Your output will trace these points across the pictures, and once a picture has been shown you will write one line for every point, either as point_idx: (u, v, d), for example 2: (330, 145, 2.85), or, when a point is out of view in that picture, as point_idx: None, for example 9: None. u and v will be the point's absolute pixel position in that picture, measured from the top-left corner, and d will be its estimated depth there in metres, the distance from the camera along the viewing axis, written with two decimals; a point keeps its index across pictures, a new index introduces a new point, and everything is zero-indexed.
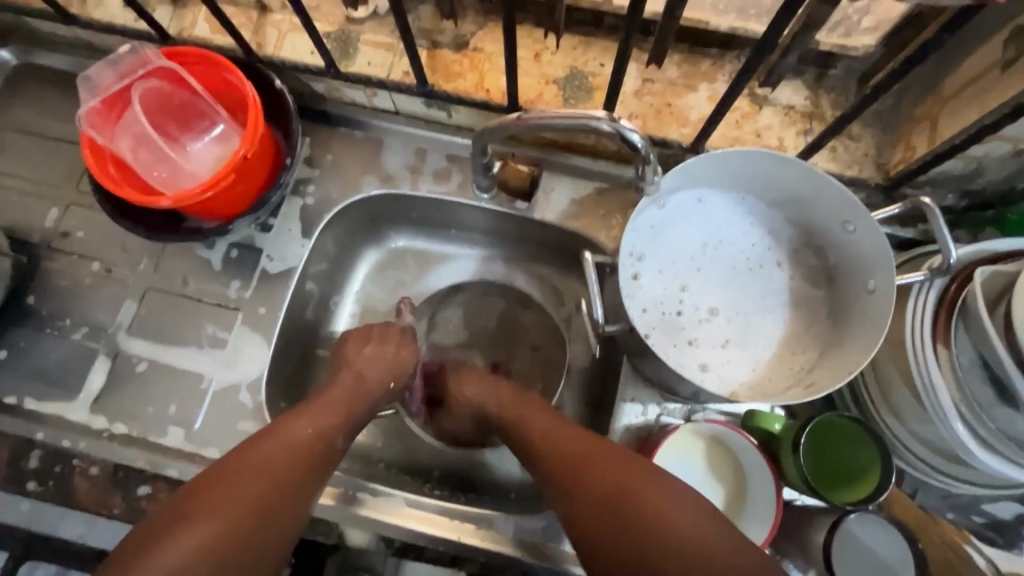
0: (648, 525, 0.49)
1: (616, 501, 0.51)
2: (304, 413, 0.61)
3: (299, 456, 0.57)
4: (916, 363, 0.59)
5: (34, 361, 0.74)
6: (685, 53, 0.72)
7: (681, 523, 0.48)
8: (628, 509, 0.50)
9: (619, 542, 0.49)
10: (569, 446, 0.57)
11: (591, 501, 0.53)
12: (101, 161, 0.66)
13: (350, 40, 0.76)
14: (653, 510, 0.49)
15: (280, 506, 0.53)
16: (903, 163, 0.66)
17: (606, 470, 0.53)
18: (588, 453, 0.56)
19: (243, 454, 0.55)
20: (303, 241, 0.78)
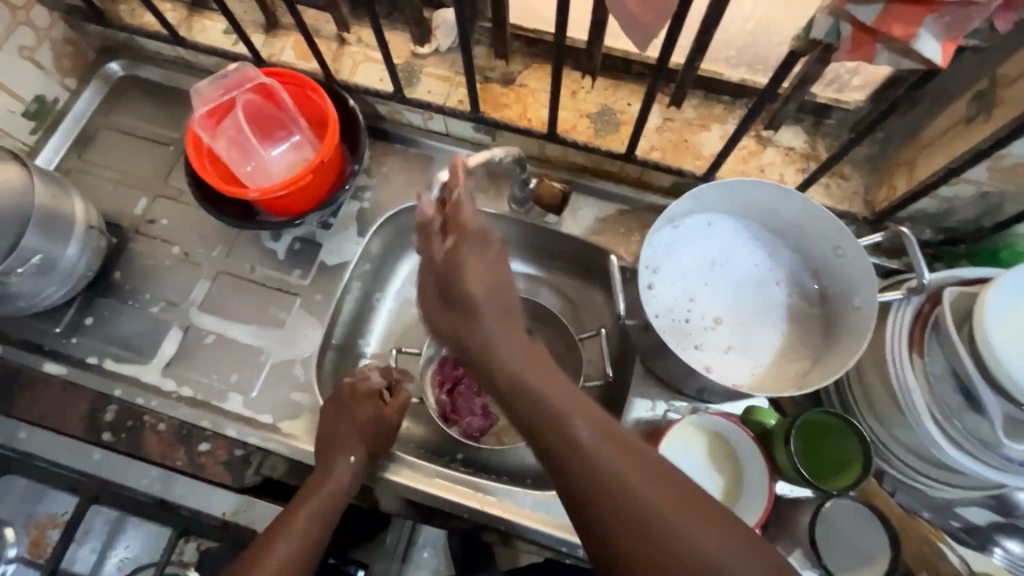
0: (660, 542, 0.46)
1: (606, 493, 0.49)
2: (340, 454, 0.72)
3: (313, 530, 0.67)
4: (894, 367, 0.67)
5: (115, 328, 0.84)
6: (701, 98, 0.84)
7: (689, 529, 0.47)
8: (631, 517, 0.47)
9: (615, 528, 0.48)
10: (551, 409, 0.52)
11: (574, 494, 0.50)
12: (201, 156, 0.78)
13: (414, 72, 0.88)
14: (644, 509, 0.48)
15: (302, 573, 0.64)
16: (886, 201, 0.76)
17: (609, 457, 0.50)
18: (579, 450, 0.50)
19: (269, 535, 0.65)
20: (358, 239, 0.89)
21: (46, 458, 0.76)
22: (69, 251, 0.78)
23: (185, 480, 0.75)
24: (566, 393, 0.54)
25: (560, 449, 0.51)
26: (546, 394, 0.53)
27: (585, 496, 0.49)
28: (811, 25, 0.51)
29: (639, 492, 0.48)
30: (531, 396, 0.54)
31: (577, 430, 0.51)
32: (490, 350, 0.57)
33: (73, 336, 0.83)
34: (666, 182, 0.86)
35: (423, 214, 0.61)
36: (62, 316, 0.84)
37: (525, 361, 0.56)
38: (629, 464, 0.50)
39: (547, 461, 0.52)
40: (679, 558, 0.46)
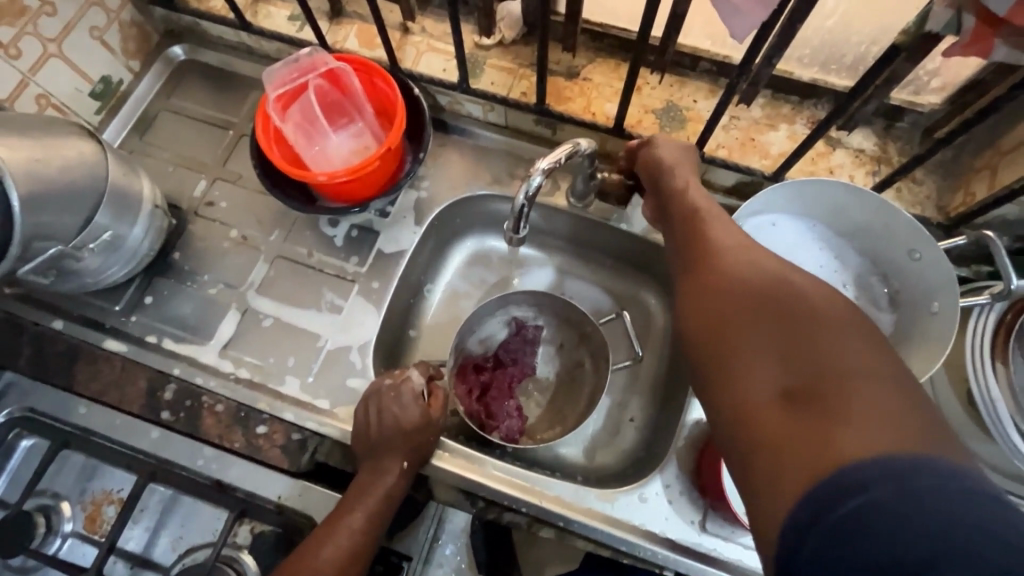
0: (757, 299, 0.49)
1: (723, 272, 0.54)
2: (387, 453, 0.71)
3: (364, 536, 0.66)
4: (976, 376, 0.66)
5: (173, 309, 0.84)
6: (769, 97, 0.83)
7: (814, 298, 0.48)
8: (737, 283, 0.52)
9: (731, 293, 0.52)
10: (718, 240, 0.59)
11: (710, 271, 0.56)
12: (268, 138, 0.77)
13: (478, 63, 0.88)
14: (756, 283, 0.51)
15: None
16: (963, 207, 0.75)
17: (754, 261, 0.54)
18: (713, 248, 0.58)
19: (317, 539, 0.65)
20: (415, 228, 0.89)
21: (105, 435, 0.76)
22: (135, 231, 0.79)
23: (243, 463, 0.75)
24: (730, 234, 0.59)
25: (704, 257, 0.58)
26: (715, 230, 0.60)
27: (702, 275, 0.56)
28: (927, 18, 0.54)
29: (773, 277, 0.51)
30: (696, 233, 0.61)
31: (730, 249, 0.57)
32: (677, 215, 0.66)
33: (132, 315, 0.83)
34: (729, 182, 0.85)
35: (513, 209, 0.67)
36: (122, 294, 0.84)
37: (709, 219, 0.62)
38: (776, 265, 0.53)
39: (689, 264, 0.59)
40: (781, 316, 0.47)
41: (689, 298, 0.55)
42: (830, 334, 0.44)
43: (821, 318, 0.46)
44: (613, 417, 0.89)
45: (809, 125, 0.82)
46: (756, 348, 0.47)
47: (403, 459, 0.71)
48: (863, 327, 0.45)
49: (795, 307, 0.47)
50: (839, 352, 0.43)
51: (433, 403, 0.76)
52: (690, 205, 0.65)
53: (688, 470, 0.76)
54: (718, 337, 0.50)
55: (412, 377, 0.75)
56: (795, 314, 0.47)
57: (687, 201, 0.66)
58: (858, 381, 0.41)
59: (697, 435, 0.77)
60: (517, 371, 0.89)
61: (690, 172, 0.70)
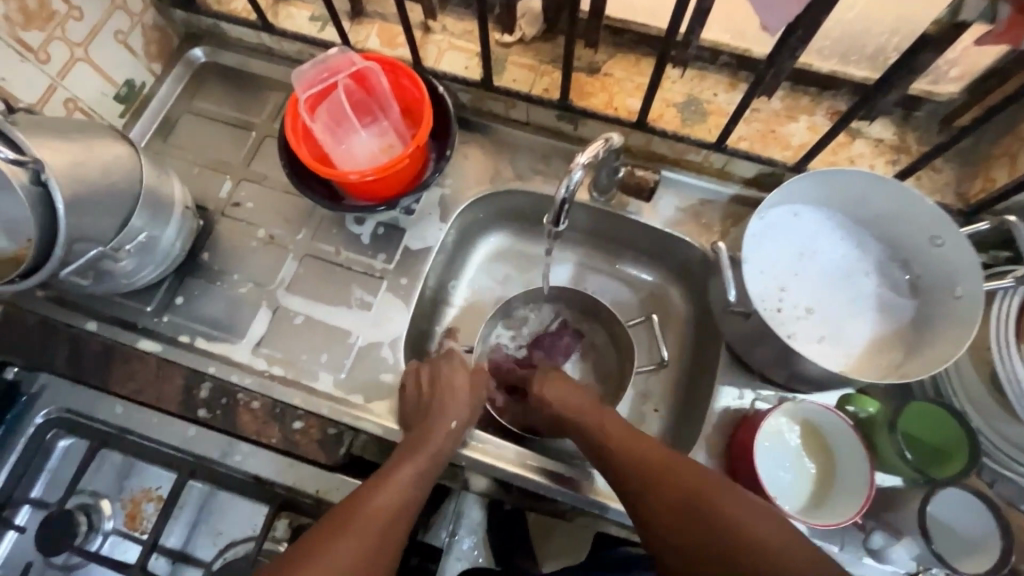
0: (711, 525, 0.58)
1: (661, 502, 0.62)
2: (447, 410, 0.74)
3: (412, 491, 0.67)
4: (1002, 358, 0.67)
5: (204, 308, 0.85)
6: (788, 89, 0.85)
7: (739, 517, 0.58)
8: (681, 507, 0.61)
9: (677, 527, 0.60)
10: (646, 458, 0.66)
11: (648, 496, 0.63)
12: (297, 138, 0.78)
13: (499, 60, 0.89)
14: (692, 504, 0.60)
15: (399, 529, 0.65)
16: (983, 193, 0.76)
17: (682, 479, 0.62)
18: (637, 453, 0.67)
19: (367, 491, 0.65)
20: (441, 225, 0.90)
21: (143, 433, 0.78)
22: (168, 232, 0.80)
23: (281, 459, 0.76)
24: (653, 448, 0.67)
25: (642, 485, 0.64)
26: (640, 447, 0.67)
27: (646, 511, 0.63)
28: (961, 8, 0.55)
29: (705, 508, 0.59)
30: (625, 451, 0.67)
31: (661, 464, 0.64)
32: (585, 446, 0.73)
33: (164, 315, 0.84)
34: (749, 174, 0.87)
35: (556, 203, 0.67)
36: (153, 295, 0.85)
37: (631, 433, 0.69)
38: (700, 476, 0.63)
39: (613, 470, 0.68)
40: (730, 563, 0.56)
41: (644, 509, 0.63)
42: (773, 562, 0.54)
43: (764, 549, 0.55)
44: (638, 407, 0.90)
45: (829, 117, 0.83)
46: None
47: (453, 420, 0.74)
48: (786, 525, 0.57)
49: (739, 549, 0.56)
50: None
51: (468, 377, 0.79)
52: (602, 424, 0.72)
53: (717, 456, 0.77)
54: (690, 565, 0.58)
55: (456, 359, 0.80)
56: (754, 561, 0.55)
57: (599, 414, 0.73)
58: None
59: (725, 422, 0.78)
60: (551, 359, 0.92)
61: (581, 391, 0.78)
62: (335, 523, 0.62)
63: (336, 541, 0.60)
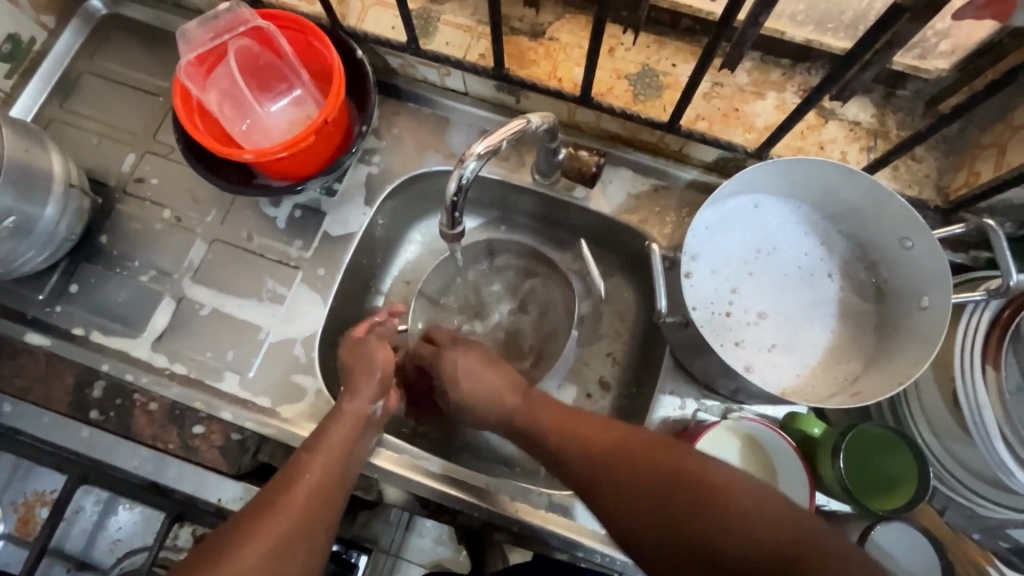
0: (687, 485, 0.51)
1: (612, 465, 0.55)
2: (354, 390, 0.65)
3: (335, 471, 0.59)
4: (964, 381, 0.60)
5: (103, 297, 0.78)
6: (757, 61, 0.74)
7: (694, 470, 0.52)
8: (659, 475, 0.53)
9: (652, 507, 0.52)
10: (599, 439, 0.57)
11: (608, 479, 0.54)
12: (190, 111, 0.69)
13: (431, 19, 0.78)
14: (643, 455, 0.54)
15: (324, 517, 0.56)
16: (964, 188, 0.67)
17: (651, 455, 0.54)
18: (575, 433, 0.58)
19: (286, 478, 0.57)
20: (365, 209, 0.80)
21: (32, 435, 0.72)
22: (47, 213, 0.71)
23: (180, 465, 0.70)
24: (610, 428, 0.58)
25: (599, 468, 0.55)
26: (596, 430, 0.58)
27: (604, 483, 0.55)
28: None
29: (661, 470, 0.53)
30: (572, 434, 0.58)
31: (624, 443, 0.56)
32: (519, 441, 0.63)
33: (57, 305, 0.77)
34: (708, 157, 0.77)
35: (446, 200, 0.60)
36: (45, 282, 0.77)
37: (585, 419, 0.59)
38: (649, 443, 0.55)
39: (558, 459, 0.58)
40: (695, 504, 0.50)
41: (608, 491, 0.54)
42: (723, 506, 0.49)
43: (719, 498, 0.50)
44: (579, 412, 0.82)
45: (799, 94, 0.73)
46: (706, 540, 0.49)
47: (371, 402, 0.65)
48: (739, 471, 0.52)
49: (713, 501, 0.50)
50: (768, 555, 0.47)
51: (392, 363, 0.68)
52: (541, 412, 0.62)
53: None
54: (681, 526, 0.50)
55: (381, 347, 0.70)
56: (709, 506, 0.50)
57: (534, 403, 0.63)
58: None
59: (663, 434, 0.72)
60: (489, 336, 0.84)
61: (503, 379, 0.65)
62: (251, 515, 0.53)
63: (254, 537, 0.51)
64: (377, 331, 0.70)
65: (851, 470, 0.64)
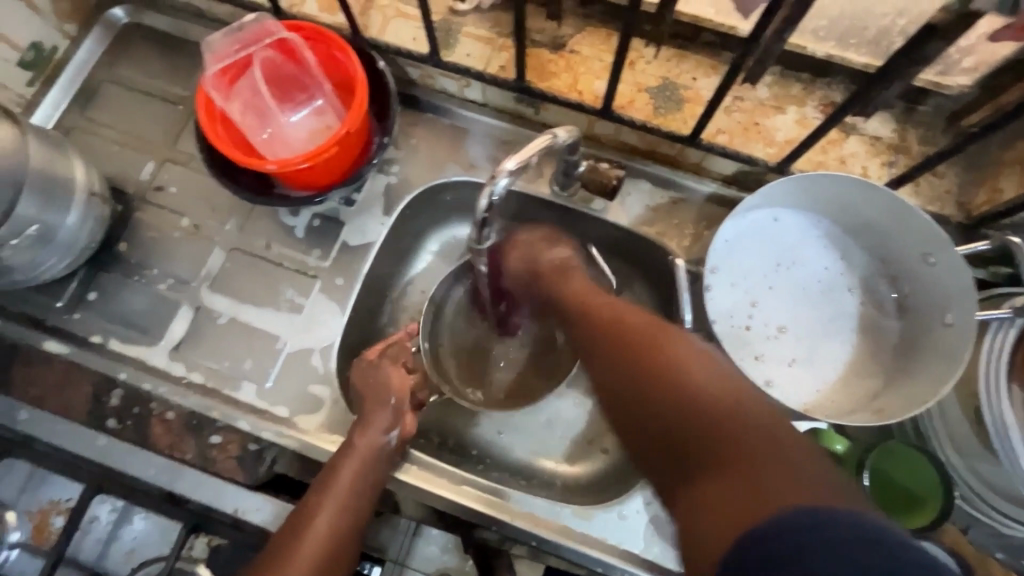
0: (665, 371, 0.51)
1: (615, 329, 0.57)
2: (366, 424, 0.65)
3: (348, 506, 0.60)
4: (989, 400, 0.60)
5: (121, 305, 0.78)
6: (778, 75, 0.74)
7: (679, 353, 0.52)
8: (649, 358, 0.53)
9: (629, 380, 0.53)
10: (601, 317, 0.60)
11: (601, 346, 0.57)
12: (213, 121, 0.69)
13: (452, 31, 0.79)
14: (638, 334, 0.56)
15: (343, 551, 0.58)
16: (987, 205, 0.67)
17: (646, 337, 0.55)
18: (589, 313, 0.61)
19: (300, 523, 0.58)
20: (383, 218, 0.80)
21: (48, 443, 0.71)
22: (68, 221, 0.71)
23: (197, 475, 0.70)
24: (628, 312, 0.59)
25: (596, 339, 0.58)
26: (606, 309, 0.61)
27: (598, 352, 0.58)
28: None
29: (651, 352, 0.54)
30: (587, 309, 0.62)
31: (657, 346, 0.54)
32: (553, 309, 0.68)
33: (76, 312, 0.77)
34: (727, 170, 0.77)
35: (477, 216, 0.60)
36: (64, 289, 0.78)
37: (603, 301, 0.62)
38: (650, 325, 0.56)
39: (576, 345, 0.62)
40: (667, 383, 0.51)
41: (600, 365, 0.57)
42: (695, 393, 0.49)
43: (694, 390, 0.49)
44: (596, 424, 0.81)
45: (820, 109, 0.73)
46: (667, 415, 0.49)
47: (384, 433, 0.65)
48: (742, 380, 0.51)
49: (682, 383, 0.50)
50: (779, 493, 0.40)
51: (405, 388, 0.70)
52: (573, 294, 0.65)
53: None
54: (648, 393, 0.51)
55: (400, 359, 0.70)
56: (679, 391, 0.50)
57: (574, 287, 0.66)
58: (800, 519, 0.38)
59: None
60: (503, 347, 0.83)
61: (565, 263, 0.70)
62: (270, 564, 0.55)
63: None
64: (391, 354, 0.72)
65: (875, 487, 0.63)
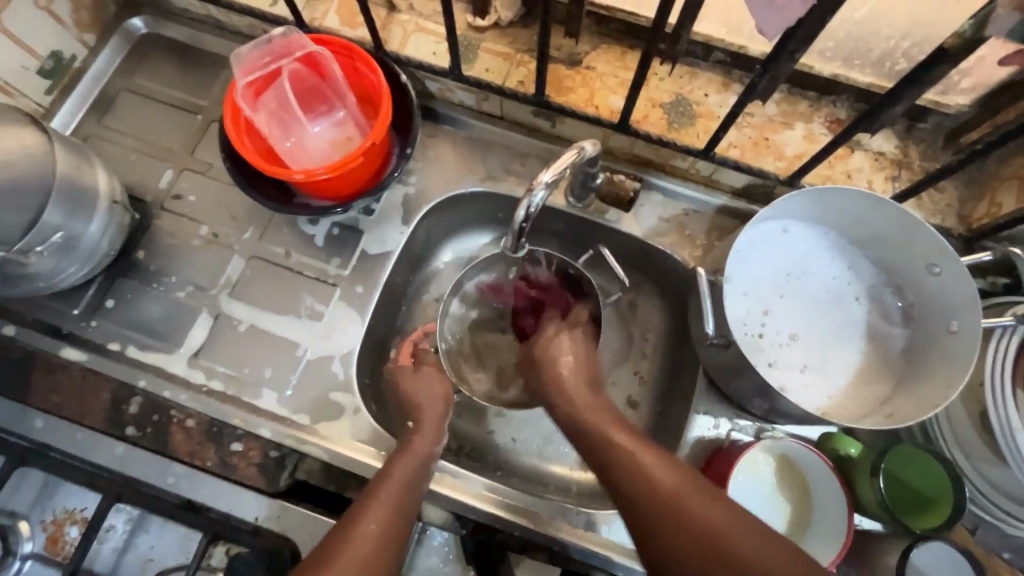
0: (696, 527, 0.52)
1: (640, 483, 0.57)
2: (420, 432, 0.68)
3: (397, 509, 0.59)
4: (995, 404, 0.62)
5: (139, 312, 0.78)
6: (785, 93, 0.78)
7: (707, 517, 0.52)
8: (676, 515, 0.53)
9: (666, 540, 0.53)
10: (624, 463, 0.59)
11: (632, 507, 0.56)
12: (239, 130, 0.70)
13: (471, 46, 0.81)
14: (661, 488, 0.55)
15: (391, 558, 0.56)
16: (987, 218, 0.71)
17: (669, 491, 0.55)
18: (613, 455, 0.60)
19: (350, 520, 0.57)
20: (402, 228, 0.82)
21: (65, 451, 0.71)
22: (91, 228, 0.71)
23: (217, 483, 0.70)
24: (650, 457, 0.59)
25: (627, 497, 0.57)
26: (633, 453, 0.59)
27: (632, 510, 0.56)
28: (987, 22, 0.48)
29: (676, 507, 0.53)
30: (606, 443, 0.62)
31: (679, 496, 0.54)
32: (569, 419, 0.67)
33: (92, 320, 0.77)
34: (738, 183, 0.80)
35: (513, 226, 0.62)
36: (81, 297, 0.77)
37: (630, 443, 0.61)
38: (670, 476, 0.56)
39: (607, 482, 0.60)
40: (705, 553, 0.50)
41: (634, 518, 0.56)
42: (733, 549, 0.49)
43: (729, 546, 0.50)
44: None
45: (826, 125, 0.77)
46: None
47: (434, 443, 0.68)
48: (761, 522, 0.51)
49: (720, 546, 0.50)
50: None
51: (446, 396, 0.74)
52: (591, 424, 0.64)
53: None
54: (697, 560, 0.51)
55: None
56: (718, 554, 0.50)
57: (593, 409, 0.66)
58: None
59: (699, 453, 0.73)
60: (518, 354, 0.83)
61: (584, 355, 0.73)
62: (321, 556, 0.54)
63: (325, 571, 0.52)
64: None
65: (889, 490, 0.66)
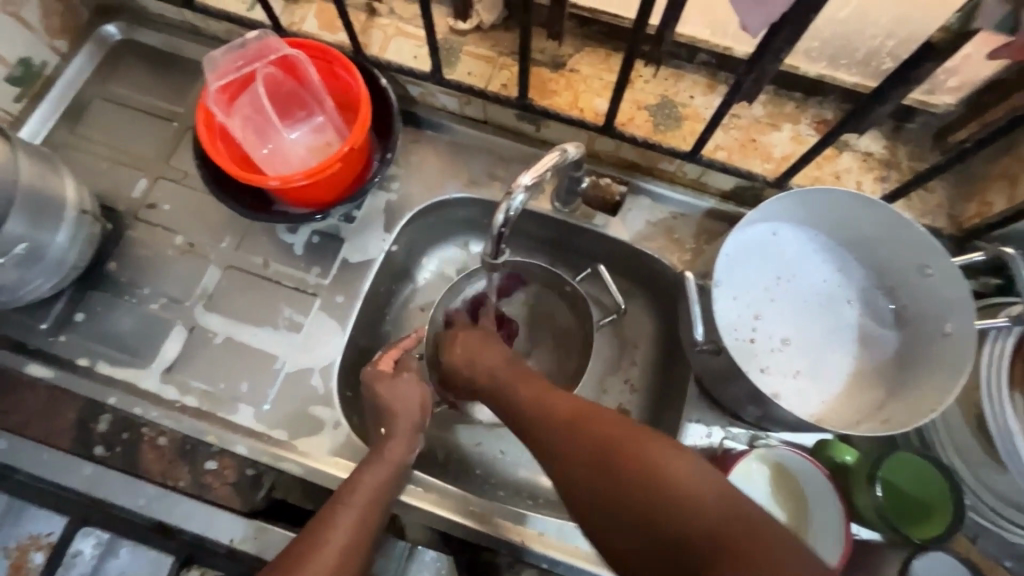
0: (644, 477, 0.48)
1: (585, 438, 0.53)
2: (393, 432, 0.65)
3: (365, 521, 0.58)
4: (992, 408, 0.61)
5: (110, 326, 0.75)
6: (771, 94, 0.77)
7: (659, 464, 0.49)
8: (625, 465, 0.50)
9: (606, 492, 0.50)
10: (566, 412, 0.56)
11: (572, 460, 0.53)
12: (212, 136, 0.67)
13: (453, 50, 0.79)
14: (611, 439, 0.52)
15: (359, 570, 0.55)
16: (977, 218, 0.70)
17: (616, 443, 0.51)
18: (552, 410, 0.57)
19: (319, 534, 0.55)
20: (384, 235, 0.79)
21: (31, 472, 0.68)
22: (58, 239, 0.68)
23: (190, 503, 0.67)
24: (599, 416, 0.55)
25: (565, 453, 0.54)
26: (579, 412, 0.56)
27: (571, 466, 0.53)
28: (975, 14, 0.47)
29: (625, 457, 0.50)
30: (548, 403, 0.58)
31: (629, 445, 0.51)
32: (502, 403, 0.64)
33: (61, 334, 0.74)
34: (726, 185, 0.78)
35: (493, 231, 0.60)
36: (49, 311, 0.74)
37: (582, 403, 0.57)
38: (620, 428, 0.53)
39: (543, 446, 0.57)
40: (650, 502, 0.47)
41: (572, 475, 0.53)
42: (678, 499, 0.46)
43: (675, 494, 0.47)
44: None
45: (813, 126, 0.76)
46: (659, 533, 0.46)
47: (410, 451, 0.65)
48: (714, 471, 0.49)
49: (666, 493, 0.47)
50: None
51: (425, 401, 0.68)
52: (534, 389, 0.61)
53: None
54: (638, 510, 0.48)
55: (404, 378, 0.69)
56: (661, 502, 0.47)
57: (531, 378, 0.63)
58: None
59: None
60: None
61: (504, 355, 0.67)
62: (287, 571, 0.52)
63: None
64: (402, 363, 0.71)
65: (886, 499, 0.64)
